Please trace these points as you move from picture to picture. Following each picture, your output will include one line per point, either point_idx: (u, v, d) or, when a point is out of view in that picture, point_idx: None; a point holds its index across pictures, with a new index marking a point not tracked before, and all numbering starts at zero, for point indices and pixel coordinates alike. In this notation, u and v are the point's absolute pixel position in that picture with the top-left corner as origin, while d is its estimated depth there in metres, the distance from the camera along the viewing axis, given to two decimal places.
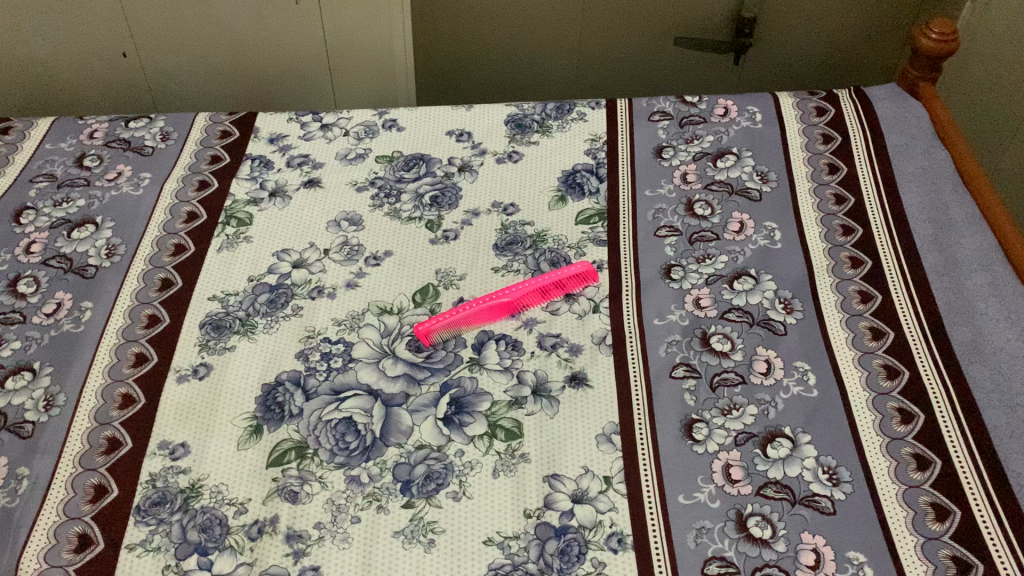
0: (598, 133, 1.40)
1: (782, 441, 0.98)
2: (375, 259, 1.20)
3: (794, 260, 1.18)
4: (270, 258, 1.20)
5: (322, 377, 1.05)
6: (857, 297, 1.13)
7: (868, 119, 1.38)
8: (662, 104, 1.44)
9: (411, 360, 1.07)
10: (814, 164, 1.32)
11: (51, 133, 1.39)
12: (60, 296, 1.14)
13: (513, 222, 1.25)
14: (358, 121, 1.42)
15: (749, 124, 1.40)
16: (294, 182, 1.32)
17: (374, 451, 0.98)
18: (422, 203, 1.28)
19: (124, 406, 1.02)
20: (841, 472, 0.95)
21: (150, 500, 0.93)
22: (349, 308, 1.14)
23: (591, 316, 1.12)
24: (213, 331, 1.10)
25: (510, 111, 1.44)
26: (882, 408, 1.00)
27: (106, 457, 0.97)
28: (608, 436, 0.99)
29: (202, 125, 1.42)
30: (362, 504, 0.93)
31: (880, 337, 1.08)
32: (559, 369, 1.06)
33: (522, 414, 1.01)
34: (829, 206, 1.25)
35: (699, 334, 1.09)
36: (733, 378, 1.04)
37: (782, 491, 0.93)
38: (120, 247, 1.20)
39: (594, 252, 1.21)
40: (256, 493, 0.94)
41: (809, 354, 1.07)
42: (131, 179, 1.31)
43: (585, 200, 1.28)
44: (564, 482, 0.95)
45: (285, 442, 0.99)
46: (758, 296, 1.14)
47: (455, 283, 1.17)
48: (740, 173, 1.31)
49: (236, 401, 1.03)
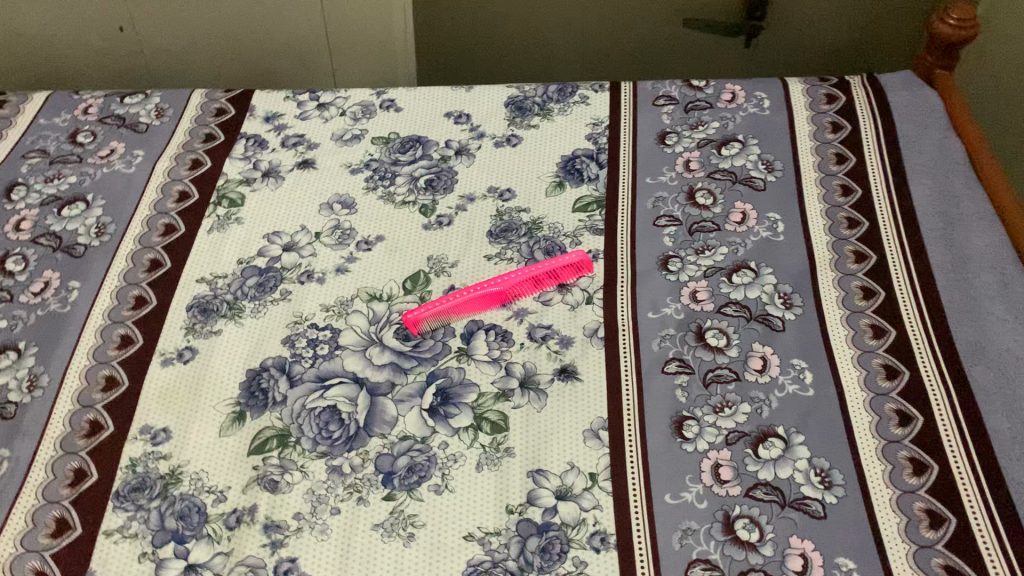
0: (600, 117, 1.36)
1: (775, 441, 0.96)
2: (367, 244, 1.17)
3: (796, 253, 1.15)
4: (261, 240, 1.18)
5: (307, 364, 1.04)
6: (859, 293, 1.10)
7: (880, 109, 1.34)
8: (668, 89, 1.41)
9: (398, 349, 1.05)
10: (822, 154, 1.28)
11: (44, 107, 1.37)
12: (48, 275, 1.13)
13: (509, 209, 1.22)
14: (355, 101, 1.39)
15: (757, 110, 1.36)
16: (288, 163, 1.29)
17: (358, 441, 0.96)
18: (417, 186, 1.25)
19: (107, 389, 1.01)
20: (834, 475, 0.93)
21: (129, 486, 0.93)
22: (338, 294, 1.11)
23: (584, 308, 1.09)
24: (200, 314, 1.09)
25: (511, 93, 1.40)
26: (879, 410, 0.98)
27: (88, 440, 0.96)
28: (596, 431, 0.97)
29: (198, 102, 1.39)
30: (343, 495, 0.92)
31: (882, 335, 1.05)
32: (548, 361, 1.04)
33: (509, 407, 0.99)
34: (836, 197, 1.22)
35: (695, 328, 1.06)
36: (728, 375, 1.02)
37: (772, 493, 0.92)
38: (110, 226, 1.18)
39: (590, 241, 1.17)
40: (236, 482, 0.93)
41: (806, 351, 1.04)
42: (123, 157, 1.28)
43: (584, 186, 1.25)
44: (549, 478, 0.93)
45: (267, 429, 0.97)
46: (757, 290, 1.11)
47: (446, 270, 1.14)
48: (745, 161, 1.28)
49: (220, 385, 1.02)
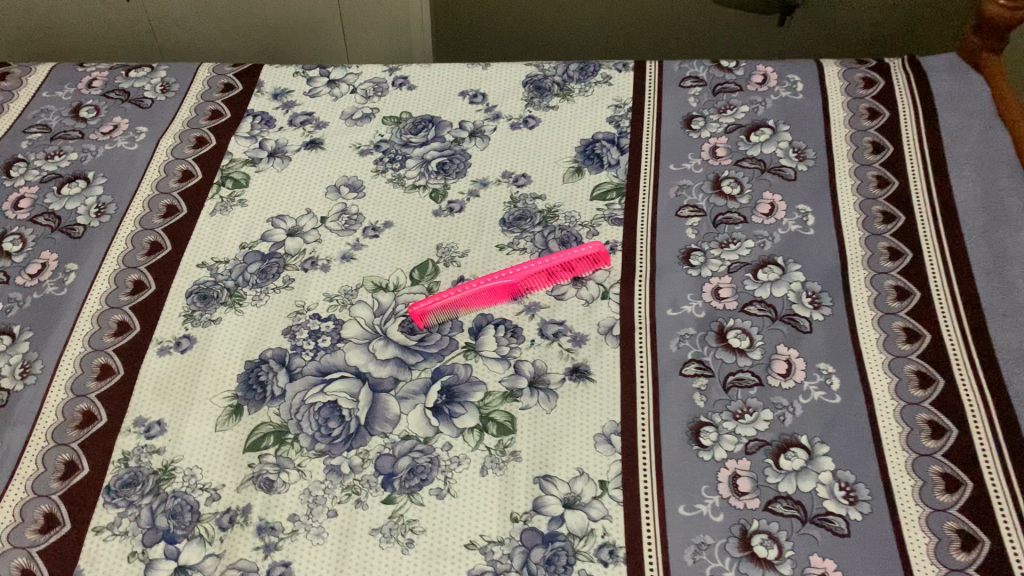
0: (623, 98, 1.29)
1: (797, 451, 0.90)
2: (374, 230, 1.12)
3: (826, 249, 1.09)
4: (264, 224, 1.13)
5: (308, 357, 0.99)
6: (893, 293, 1.03)
7: (922, 94, 1.26)
8: (695, 69, 1.33)
9: (403, 343, 1.01)
10: (857, 142, 1.20)
11: (48, 80, 1.33)
12: (46, 256, 1.09)
13: (524, 195, 1.16)
14: (367, 78, 1.34)
15: (789, 94, 1.28)
16: (295, 142, 1.24)
17: (357, 440, 0.92)
18: (428, 169, 1.20)
19: (101, 378, 0.98)
20: (860, 490, 0.87)
21: (121, 481, 0.89)
22: (342, 282, 1.07)
23: (599, 303, 1.04)
24: (199, 301, 1.05)
25: (530, 71, 1.33)
26: (910, 421, 0.92)
27: (80, 431, 0.93)
28: (607, 436, 0.92)
29: (205, 76, 1.34)
30: (341, 496, 0.88)
31: (915, 340, 0.98)
32: (559, 359, 0.99)
33: (516, 407, 0.95)
34: (871, 189, 1.15)
35: (716, 328, 1.01)
36: (749, 379, 0.96)
37: (792, 507, 0.86)
38: (111, 206, 1.15)
39: (608, 232, 1.11)
40: (231, 480, 0.90)
41: (833, 355, 0.98)
42: (126, 133, 1.24)
43: (603, 172, 1.19)
44: (557, 485, 0.88)
45: (264, 425, 0.93)
46: (783, 288, 1.04)
47: (456, 260, 1.09)
48: (775, 149, 1.21)
49: (217, 377, 0.98)
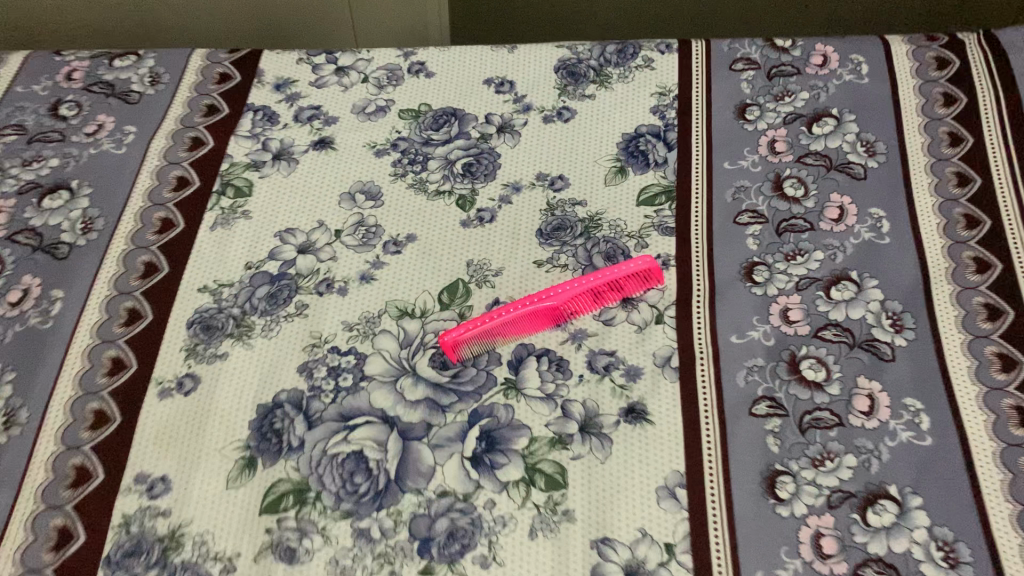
0: (668, 85, 1.16)
1: (887, 505, 0.79)
2: (395, 245, 1.00)
3: (905, 260, 0.96)
4: (272, 239, 1.01)
5: (328, 399, 0.88)
6: (983, 312, 0.91)
7: (1002, 75, 1.12)
8: (746, 49, 1.20)
9: (435, 380, 0.89)
10: (932, 133, 1.07)
11: (22, 72, 1.19)
12: (27, 281, 0.97)
13: (562, 201, 1.03)
14: (379, 64, 1.20)
15: (852, 77, 1.15)
16: (302, 141, 1.11)
17: (387, 498, 0.81)
18: (453, 171, 1.07)
19: (96, 427, 0.86)
20: (961, 550, 0.76)
21: (123, 551, 0.79)
22: (363, 308, 0.95)
23: (653, 329, 0.92)
24: (202, 332, 0.93)
25: (562, 55, 1.20)
26: (1013, 467, 0.80)
27: (73, 492, 0.82)
28: (671, 490, 0.81)
29: (198, 65, 1.20)
30: (371, 567, 0.77)
31: (1012, 368, 0.86)
32: (612, 398, 0.87)
33: (566, 457, 0.83)
34: (950, 188, 1.02)
35: (787, 357, 0.89)
36: (828, 419, 0.85)
37: (885, 572, 0.76)
38: (98, 221, 1.02)
39: (659, 243, 0.99)
40: (246, 548, 0.79)
41: (920, 388, 0.86)
42: (112, 134, 1.11)
43: (649, 173, 1.06)
44: (617, 550, 0.78)
45: (282, 482, 0.82)
46: (861, 309, 0.92)
47: (489, 279, 0.97)
48: (841, 142, 1.08)
49: (226, 424, 0.86)
